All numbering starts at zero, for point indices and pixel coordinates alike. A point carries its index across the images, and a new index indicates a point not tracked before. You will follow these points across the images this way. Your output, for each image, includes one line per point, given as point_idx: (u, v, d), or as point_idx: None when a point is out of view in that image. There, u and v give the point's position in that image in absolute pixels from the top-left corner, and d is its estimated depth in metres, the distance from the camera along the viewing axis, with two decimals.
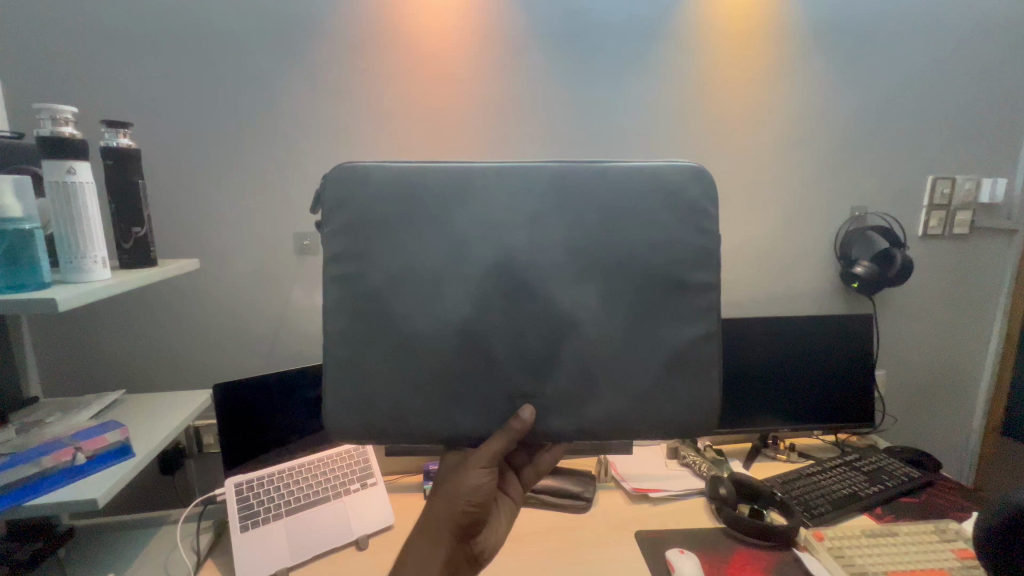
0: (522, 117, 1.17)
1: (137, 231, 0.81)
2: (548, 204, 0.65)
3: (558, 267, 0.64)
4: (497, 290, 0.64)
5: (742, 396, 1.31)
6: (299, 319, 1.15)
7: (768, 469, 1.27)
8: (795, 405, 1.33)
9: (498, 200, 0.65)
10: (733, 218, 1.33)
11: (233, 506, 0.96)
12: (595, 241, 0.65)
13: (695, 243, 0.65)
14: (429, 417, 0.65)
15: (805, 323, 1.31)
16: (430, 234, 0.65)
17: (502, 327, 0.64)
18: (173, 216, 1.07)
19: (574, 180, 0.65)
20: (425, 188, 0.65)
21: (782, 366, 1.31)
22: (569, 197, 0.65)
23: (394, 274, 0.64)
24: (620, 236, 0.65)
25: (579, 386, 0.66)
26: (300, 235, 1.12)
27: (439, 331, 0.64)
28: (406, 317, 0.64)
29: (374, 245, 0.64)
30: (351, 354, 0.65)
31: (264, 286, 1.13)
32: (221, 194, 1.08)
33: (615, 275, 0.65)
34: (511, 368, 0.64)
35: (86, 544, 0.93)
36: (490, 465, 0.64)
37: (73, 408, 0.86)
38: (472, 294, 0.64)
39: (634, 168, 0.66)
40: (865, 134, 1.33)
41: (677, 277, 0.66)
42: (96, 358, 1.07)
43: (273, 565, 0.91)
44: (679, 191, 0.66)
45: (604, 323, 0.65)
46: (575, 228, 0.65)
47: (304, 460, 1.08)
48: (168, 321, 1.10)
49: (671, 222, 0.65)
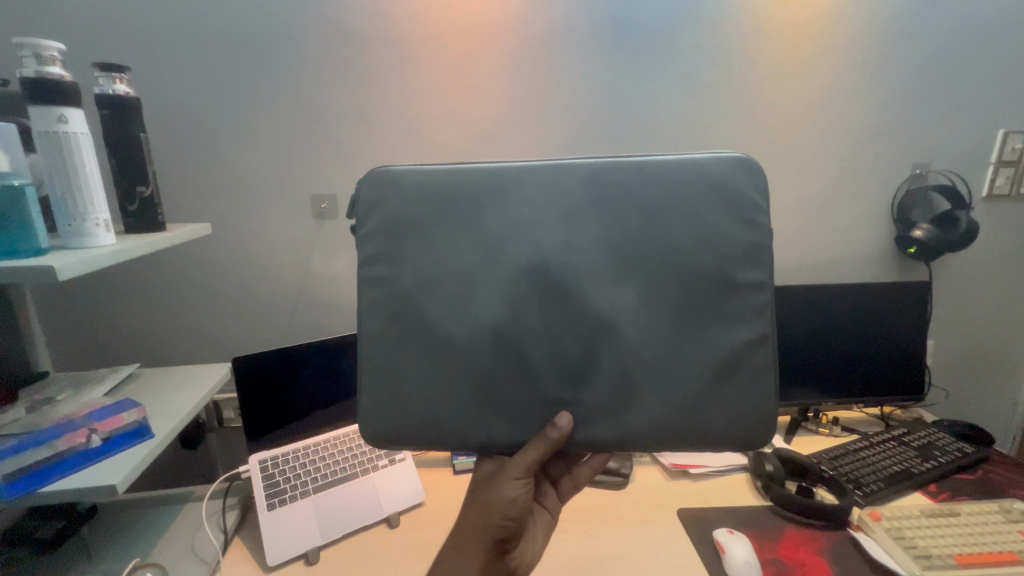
0: (558, 64, 1.06)
1: (142, 191, 0.72)
2: (581, 201, 0.59)
3: (594, 268, 0.58)
4: (532, 292, 0.58)
5: (779, 372, 1.25)
6: (318, 289, 1.08)
7: (811, 443, 1.21)
8: (837, 379, 1.27)
9: (531, 198, 0.59)
10: (781, 180, 1.22)
11: (259, 484, 0.92)
12: (636, 240, 0.58)
13: (743, 238, 0.58)
14: (462, 424, 0.59)
15: (855, 292, 1.22)
16: (460, 235, 0.60)
17: (538, 330, 0.58)
18: (180, 179, 0.98)
19: (612, 176, 0.59)
20: (453, 189, 0.60)
21: (826, 338, 1.24)
22: (602, 194, 0.59)
23: (425, 275, 0.60)
24: (659, 234, 0.58)
25: (617, 393, 0.58)
26: (317, 198, 1.03)
27: (473, 335, 0.58)
28: (438, 320, 0.59)
29: (406, 245, 0.60)
30: (383, 357, 0.61)
31: (279, 253, 1.05)
32: (231, 154, 0.99)
33: (656, 275, 0.58)
34: (545, 374, 0.58)
35: (109, 521, 0.89)
36: (527, 475, 0.58)
37: (85, 385, 0.80)
38: (506, 294, 0.58)
39: (668, 162, 0.59)
40: (934, 82, 1.20)
41: (723, 278, 0.58)
42: (108, 329, 1.01)
43: (305, 544, 0.87)
44: (720, 185, 0.58)
45: (645, 329, 0.58)
46: (611, 226, 0.58)
47: (330, 436, 1.04)
48: (180, 290, 1.03)
49: (715, 218, 0.58)
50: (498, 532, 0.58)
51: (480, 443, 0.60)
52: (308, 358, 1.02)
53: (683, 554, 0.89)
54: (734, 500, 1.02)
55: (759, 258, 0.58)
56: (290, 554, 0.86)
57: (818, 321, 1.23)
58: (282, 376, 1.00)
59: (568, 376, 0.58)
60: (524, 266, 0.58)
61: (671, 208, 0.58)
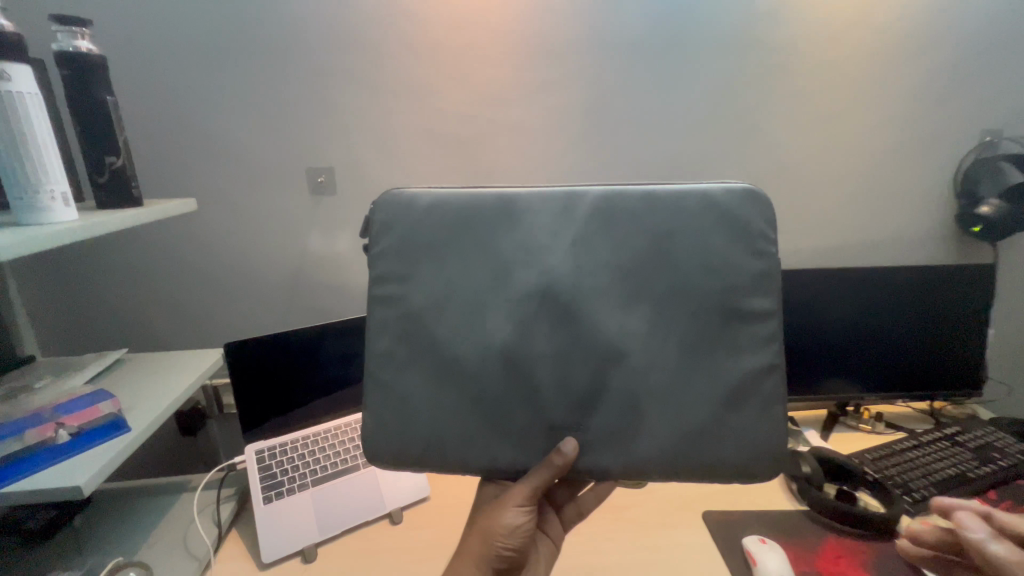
0: (577, 15, 0.94)
1: (112, 160, 0.65)
2: (594, 225, 0.54)
3: (604, 295, 0.53)
4: (541, 317, 0.54)
5: (816, 363, 1.14)
6: (317, 270, 1.01)
7: (851, 441, 1.11)
8: (882, 371, 1.15)
9: (543, 220, 0.55)
10: (829, 147, 1.08)
11: (255, 476, 0.88)
12: (651, 268, 0.53)
13: (756, 269, 0.53)
14: (468, 450, 0.54)
15: (907, 275, 1.09)
16: (469, 257, 0.55)
17: (547, 356, 0.54)
18: (168, 151, 0.92)
19: (621, 202, 0.54)
20: (461, 209, 0.56)
21: (871, 328, 1.12)
22: (614, 220, 0.54)
23: (433, 296, 0.55)
24: (674, 263, 0.53)
25: (620, 423, 0.53)
26: (314, 171, 0.96)
27: (479, 361, 0.54)
28: (443, 342, 0.55)
29: (413, 266, 0.56)
30: (386, 380, 0.56)
31: (275, 230, 0.98)
32: (221, 124, 0.92)
33: (669, 304, 0.53)
34: (552, 404, 0.54)
35: (103, 511, 0.86)
36: (528, 504, 0.56)
37: (67, 371, 0.76)
38: (513, 319, 0.54)
39: (685, 189, 0.54)
40: (1014, 31, 1.04)
41: (739, 310, 0.53)
42: (102, 311, 0.97)
43: (302, 541, 0.82)
44: (735, 217, 0.53)
45: (659, 360, 0.53)
46: (624, 252, 0.54)
47: (330, 425, 0.98)
48: (173, 271, 0.97)
49: (726, 249, 0.53)
50: (497, 559, 0.57)
51: (484, 468, 0.55)
52: (306, 343, 0.96)
53: (710, 563, 0.81)
54: (765, 503, 0.93)
55: (770, 286, 0.54)
56: (286, 551, 0.81)
57: (863, 308, 1.11)
58: (278, 362, 0.94)
59: (577, 407, 0.54)
60: (533, 291, 0.54)
61: (687, 235, 0.53)
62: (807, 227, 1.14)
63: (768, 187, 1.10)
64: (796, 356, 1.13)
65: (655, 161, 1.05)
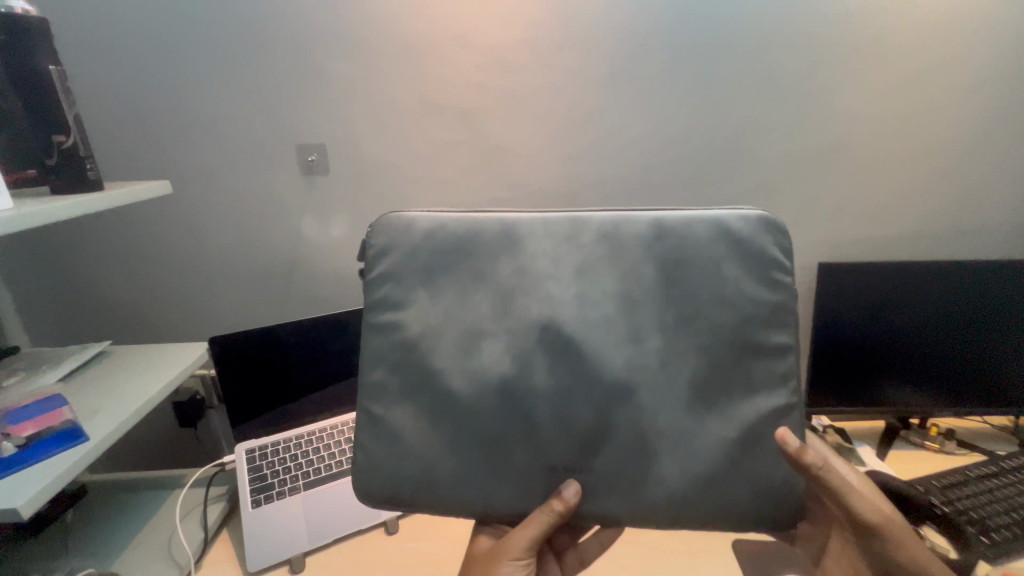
0: None
1: (61, 140, 0.62)
2: (598, 252, 0.52)
3: (609, 324, 0.50)
4: (542, 347, 0.50)
5: (876, 374, 0.98)
6: (313, 257, 0.94)
7: (914, 462, 0.96)
8: (958, 382, 0.99)
9: (547, 247, 0.53)
10: (909, 113, 0.90)
11: (244, 477, 0.83)
12: (658, 297, 0.51)
13: (770, 300, 0.50)
14: (463, 489, 0.50)
15: (996, 271, 0.91)
16: (471, 283, 0.53)
17: (548, 390, 0.50)
18: (151, 129, 0.85)
19: (629, 230, 0.52)
20: (464, 234, 0.54)
21: (946, 333, 0.95)
22: (619, 247, 0.52)
23: (433, 323, 0.52)
24: (684, 293, 0.51)
25: (633, 464, 0.49)
26: (305, 150, 0.88)
27: (478, 392, 0.50)
28: (440, 371, 0.51)
29: (414, 292, 0.53)
30: (382, 411, 0.53)
31: (267, 214, 0.91)
32: (203, 98, 0.84)
33: (678, 335, 0.50)
34: (552, 441, 0.49)
35: (96, 505, 0.84)
36: (527, 557, 0.50)
37: (41, 366, 0.71)
38: (513, 348, 0.51)
39: (692, 216, 0.52)
40: None
41: (752, 343, 0.50)
42: (97, 297, 0.94)
43: (290, 549, 0.77)
44: (747, 245, 0.51)
45: (668, 397, 0.49)
46: (630, 279, 0.51)
47: (326, 424, 0.92)
48: (165, 257, 0.92)
49: (740, 278, 0.51)
50: None
51: (479, 511, 0.50)
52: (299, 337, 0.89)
53: None
54: None
55: (785, 319, 0.51)
56: (273, 560, 0.76)
57: (933, 309, 0.94)
58: (270, 357, 0.88)
59: (581, 445, 0.49)
60: (534, 320, 0.51)
61: (696, 261, 0.51)
62: (874, 211, 0.96)
63: (828, 164, 0.93)
64: (850, 363, 0.98)
65: (690, 133, 0.90)
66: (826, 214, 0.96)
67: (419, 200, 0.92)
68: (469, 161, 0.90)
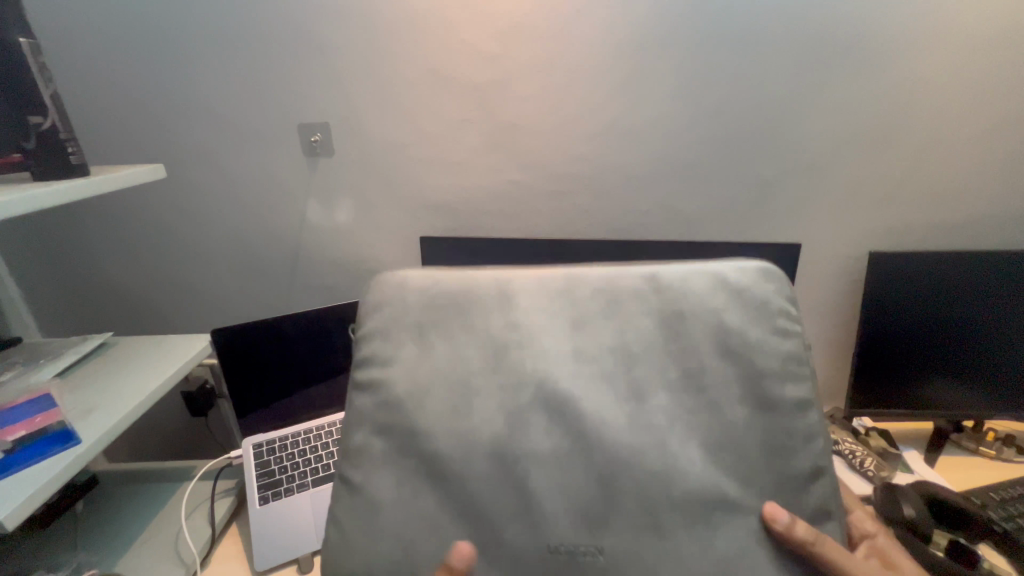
0: None
1: (38, 121, 0.59)
2: (592, 304, 0.44)
3: (604, 381, 0.42)
4: (535, 404, 0.41)
5: (918, 369, 0.90)
6: (320, 243, 0.90)
7: (966, 470, 0.88)
8: (1004, 379, 0.89)
9: (537, 303, 0.44)
10: (983, 80, 0.78)
11: (252, 473, 0.81)
12: (660, 353, 0.43)
13: (780, 351, 0.43)
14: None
15: None
16: (461, 335, 0.43)
17: (546, 453, 0.41)
18: (152, 108, 0.82)
19: (623, 286, 0.44)
20: (451, 281, 0.45)
21: (995, 324, 0.86)
22: (613, 299, 0.44)
23: (419, 379, 0.43)
24: (686, 348, 0.43)
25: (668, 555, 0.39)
26: (307, 130, 0.83)
27: (465, 455, 0.41)
28: (426, 432, 0.41)
29: (399, 343, 0.44)
30: (361, 481, 0.43)
31: (273, 199, 0.87)
32: (203, 75, 0.80)
33: (684, 394, 0.42)
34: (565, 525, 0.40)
35: (107, 495, 0.83)
36: None
37: (40, 359, 0.69)
38: (507, 407, 0.42)
39: (685, 273, 0.45)
40: None
41: (769, 402, 0.42)
42: (109, 283, 0.94)
43: (298, 549, 0.75)
44: (749, 297, 0.44)
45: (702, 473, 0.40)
46: (629, 332, 0.43)
47: (335, 417, 0.89)
48: (173, 243, 0.91)
49: (743, 331, 0.43)
50: None
51: None
52: (308, 328, 0.86)
53: None
54: None
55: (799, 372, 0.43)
56: (280, 560, 0.74)
57: (982, 298, 0.85)
58: (278, 348, 0.85)
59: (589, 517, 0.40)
60: (529, 377, 0.42)
61: (696, 317, 0.43)
62: (935, 194, 0.85)
63: (884, 141, 0.82)
64: (897, 362, 0.89)
65: (728, 106, 0.80)
66: (880, 197, 0.86)
67: (427, 182, 0.86)
68: (479, 138, 0.83)
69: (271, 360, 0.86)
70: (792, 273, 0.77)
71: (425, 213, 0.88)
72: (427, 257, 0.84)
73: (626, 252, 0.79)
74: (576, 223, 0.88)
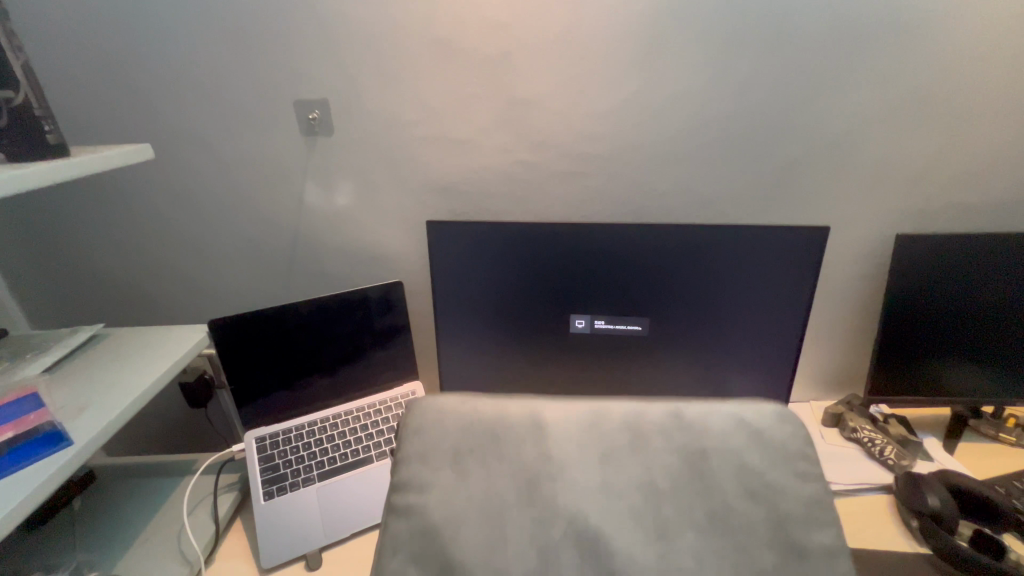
0: None
1: (8, 97, 0.54)
2: (618, 440, 0.38)
3: (636, 516, 0.34)
4: (569, 541, 0.33)
5: (937, 355, 0.87)
6: (321, 228, 0.86)
7: (985, 457, 0.86)
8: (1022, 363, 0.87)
9: (569, 437, 0.38)
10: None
11: (255, 467, 0.78)
12: (694, 494, 0.35)
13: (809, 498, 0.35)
14: None
15: None
16: (493, 467, 0.37)
17: None
18: (139, 83, 0.76)
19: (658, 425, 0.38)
20: (489, 419, 0.39)
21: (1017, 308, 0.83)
22: (632, 444, 0.37)
23: (453, 510, 0.35)
24: (713, 489, 0.35)
25: None
26: (304, 106, 0.77)
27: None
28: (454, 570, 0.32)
29: (437, 472, 0.37)
30: None
31: (269, 181, 0.83)
32: (191, 48, 0.74)
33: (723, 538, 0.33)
34: None
35: (105, 491, 0.80)
36: None
37: (27, 354, 0.65)
38: (537, 542, 0.33)
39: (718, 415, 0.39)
40: None
41: (817, 552, 0.32)
42: (99, 270, 0.89)
43: (304, 545, 0.73)
44: (771, 438, 0.37)
45: None
46: (657, 468, 0.36)
47: (340, 409, 0.86)
48: (164, 227, 0.86)
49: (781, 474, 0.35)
50: None
51: None
52: (309, 317, 0.83)
53: None
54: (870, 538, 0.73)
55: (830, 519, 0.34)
56: (287, 556, 0.72)
57: (1005, 281, 0.82)
58: (279, 338, 0.82)
59: None
60: (558, 513, 0.34)
61: (722, 454, 0.36)
62: (965, 173, 0.81)
63: (916, 117, 0.78)
64: (918, 348, 0.87)
65: (752, 80, 0.75)
66: (908, 177, 0.82)
67: (433, 162, 0.81)
68: (487, 115, 0.78)
69: (272, 351, 0.82)
70: (818, 258, 0.73)
71: (430, 196, 0.84)
72: (433, 243, 0.80)
73: (643, 237, 0.75)
74: (589, 206, 0.84)
